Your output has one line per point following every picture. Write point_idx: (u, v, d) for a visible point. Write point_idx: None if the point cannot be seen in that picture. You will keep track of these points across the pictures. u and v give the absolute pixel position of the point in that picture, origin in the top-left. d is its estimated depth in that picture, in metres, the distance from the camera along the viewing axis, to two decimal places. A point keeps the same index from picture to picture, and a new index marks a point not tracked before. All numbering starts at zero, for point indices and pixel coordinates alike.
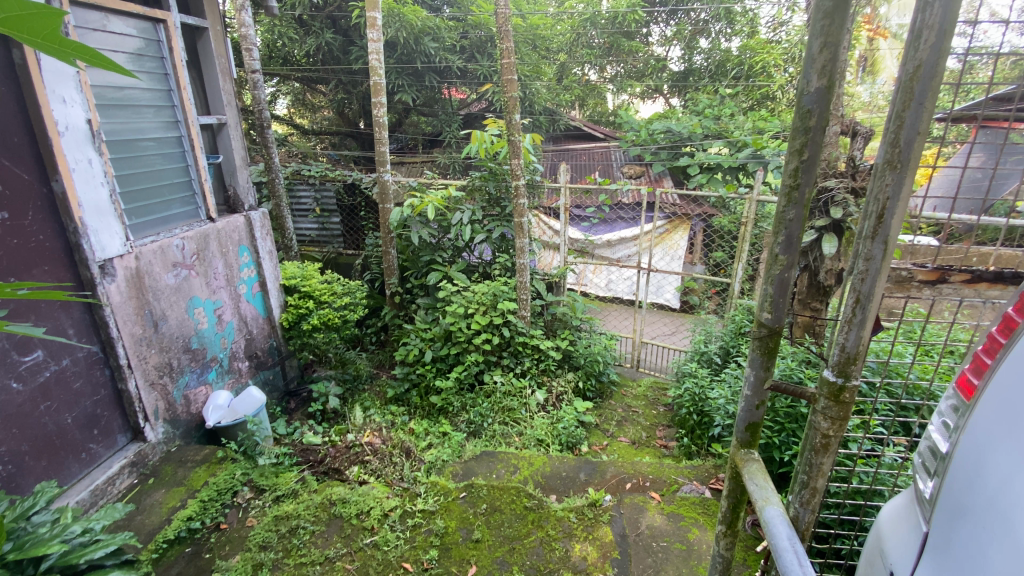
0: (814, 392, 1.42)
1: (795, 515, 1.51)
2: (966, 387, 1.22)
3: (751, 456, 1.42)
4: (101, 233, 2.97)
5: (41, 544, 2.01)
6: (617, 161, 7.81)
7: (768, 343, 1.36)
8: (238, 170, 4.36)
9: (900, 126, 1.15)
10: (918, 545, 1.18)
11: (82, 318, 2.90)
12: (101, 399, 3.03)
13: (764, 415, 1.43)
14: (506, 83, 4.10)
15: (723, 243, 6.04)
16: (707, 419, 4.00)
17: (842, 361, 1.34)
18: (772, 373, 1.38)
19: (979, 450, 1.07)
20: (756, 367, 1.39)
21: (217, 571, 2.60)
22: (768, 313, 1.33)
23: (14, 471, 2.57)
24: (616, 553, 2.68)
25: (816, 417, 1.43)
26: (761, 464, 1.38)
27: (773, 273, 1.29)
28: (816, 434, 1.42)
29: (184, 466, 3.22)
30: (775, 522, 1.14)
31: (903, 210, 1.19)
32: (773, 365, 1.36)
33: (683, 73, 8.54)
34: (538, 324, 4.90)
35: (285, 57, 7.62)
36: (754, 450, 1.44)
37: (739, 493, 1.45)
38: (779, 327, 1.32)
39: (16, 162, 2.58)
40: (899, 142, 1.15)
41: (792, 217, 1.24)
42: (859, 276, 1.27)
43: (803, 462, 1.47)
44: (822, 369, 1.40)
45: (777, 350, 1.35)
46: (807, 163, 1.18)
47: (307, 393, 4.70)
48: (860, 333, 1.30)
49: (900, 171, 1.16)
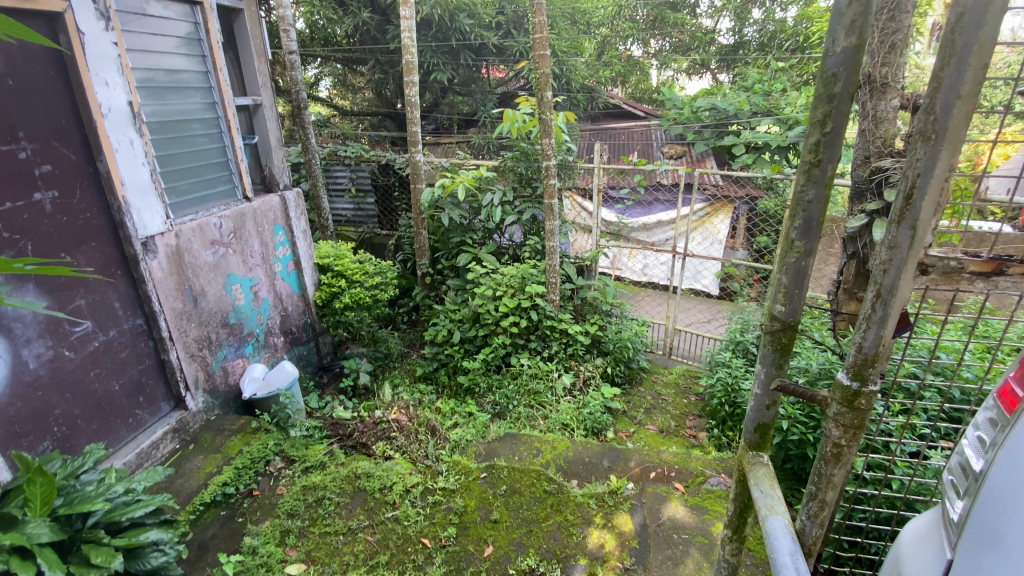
0: (827, 397, 1.40)
1: (801, 529, 1.52)
2: (1008, 400, 1.13)
3: (759, 460, 1.57)
4: (144, 212, 3.10)
5: (86, 501, 2.15)
6: (658, 140, 7.51)
7: (781, 338, 1.49)
8: (274, 151, 4.45)
9: (938, 89, 1.06)
10: (941, 570, 1.13)
11: (127, 292, 3.07)
12: (146, 368, 3.21)
13: (773, 417, 1.56)
14: (539, 59, 3.97)
15: (768, 227, 5.72)
16: (739, 411, 3.94)
17: (859, 363, 1.29)
18: (781, 371, 1.52)
19: (1013, 476, 0.99)
20: (768, 366, 1.54)
21: (248, 535, 2.73)
22: (782, 305, 1.47)
23: (68, 433, 2.76)
24: (635, 542, 2.63)
25: (828, 425, 1.40)
26: (767, 470, 1.53)
27: (790, 261, 1.42)
28: (827, 444, 1.40)
29: (222, 434, 3.38)
30: (776, 533, 1.26)
31: (937, 186, 1.10)
32: (784, 363, 1.50)
33: (732, 46, 7.98)
34: (567, 308, 4.83)
35: (325, 38, 7.68)
36: (762, 453, 1.59)
37: (745, 497, 1.61)
38: (792, 320, 1.45)
39: (64, 143, 2.71)
40: (935, 109, 1.07)
41: (811, 197, 1.33)
42: (883, 266, 1.20)
43: (813, 474, 1.47)
44: (839, 372, 1.36)
45: (789, 345, 1.49)
46: (827, 137, 1.27)
47: (339, 369, 4.82)
48: (881, 332, 1.24)
49: (933, 143, 1.07)
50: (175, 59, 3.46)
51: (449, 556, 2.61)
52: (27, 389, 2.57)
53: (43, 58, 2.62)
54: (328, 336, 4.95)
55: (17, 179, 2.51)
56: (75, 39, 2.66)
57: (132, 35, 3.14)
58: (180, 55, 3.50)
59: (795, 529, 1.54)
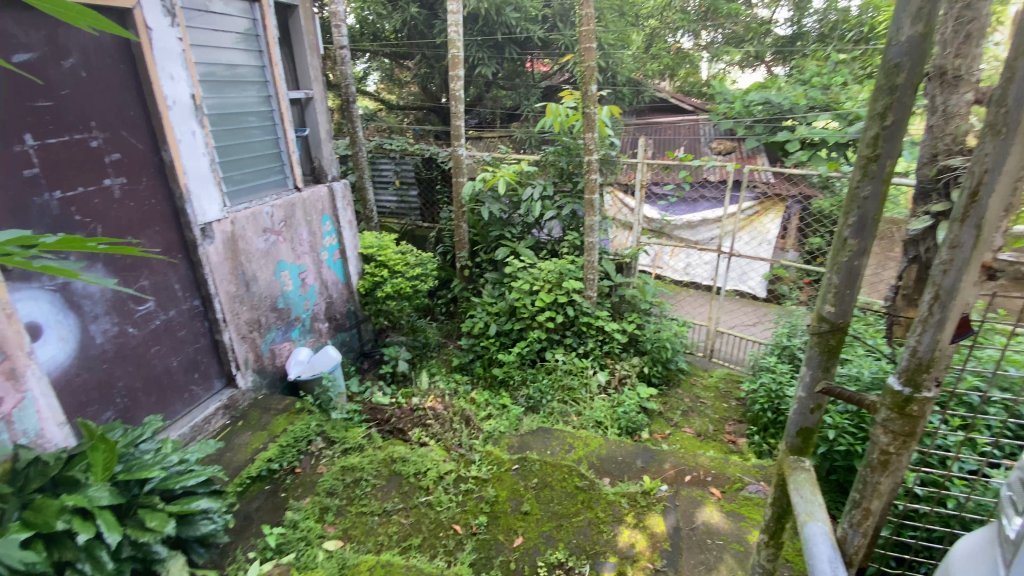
0: (877, 402, 1.34)
1: (843, 537, 1.46)
2: None
3: (800, 465, 1.52)
4: (203, 199, 3.27)
5: (143, 468, 2.31)
6: (705, 136, 7.32)
7: (829, 340, 1.44)
8: (324, 143, 4.61)
9: (1011, 80, 1.00)
10: None
11: (185, 275, 3.26)
12: (201, 347, 3.41)
13: (817, 421, 1.51)
14: (584, 52, 3.93)
15: (821, 228, 5.45)
16: (782, 418, 3.81)
17: (912, 368, 1.24)
18: (828, 374, 1.47)
19: None
20: (814, 368, 1.49)
21: (290, 509, 2.86)
22: (831, 305, 1.41)
23: (129, 404, 2.97)
24: (667, 544, 2.59)
25: (876, 431, 1.34)
26: (809, 475, 1.48)
27: (842, 260, 1.36)
28: (874, 450, 1.35)
29: (268, 413, 3.55)
30: (816, 539, 1.24)
31: (1007, 184, 1.04)
32: (832, 365, 1.45)
33: (791, 36, 7.51)
34: (605, 306, 4.78)
35: (374, 33, 7.86)
36: (805, 458, 1.54)
37: (783, 502, 1.57)
38: (841, 321, 1.40)
39: (132, 133, 2.89)
40: (1008, 101, 1.01)
41: (867, 193, 1.28)
42: (943, 266, 1.14)
43: (858, 482, 1.42)
44: (890, 377, 1.31)
45: (836, 347, 1.43)
46: (888, 130, 1.21)
47: (379, 356, 4.95)
48: (938, 335, 1.18)
49: (1005, 137, 1.01)
50: (235, 55, 3.63)
51: (479, 543, 2.66)
52: (94, 361, 2.77)
53: (116, 53, 2.80)
54: (370, 324, 5.09)
55: (90, 166, 2.70)
56: (144, 34, 2.83)
57: (196, 33, 3.33)
58: (239, 51, 3.67)
59: (836, 537, 1.49)
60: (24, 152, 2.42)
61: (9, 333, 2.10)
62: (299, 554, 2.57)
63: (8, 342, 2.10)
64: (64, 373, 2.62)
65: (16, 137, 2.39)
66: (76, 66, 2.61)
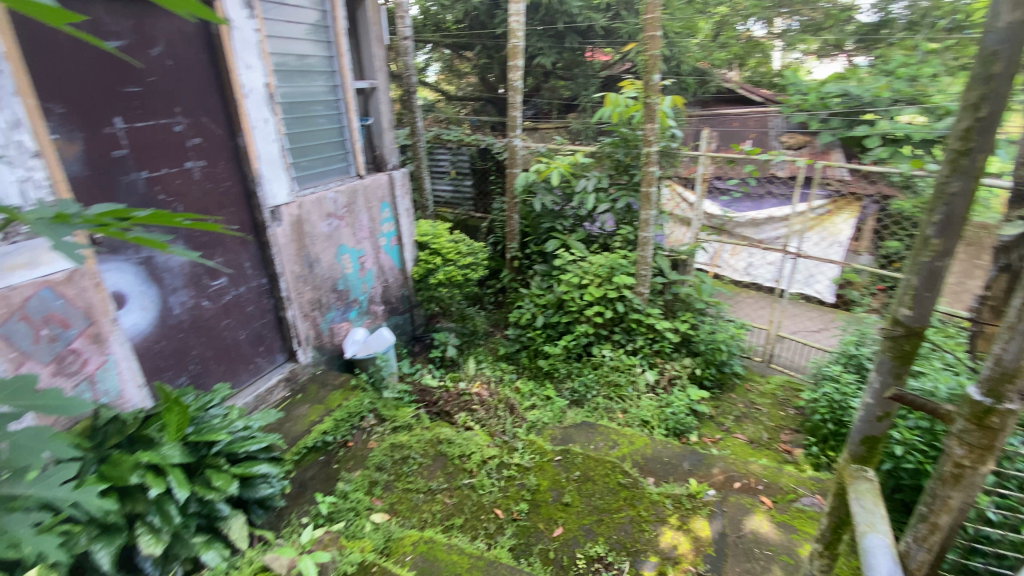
0: (952, 412, 1.26)
1: (905, 550, 1.38)
2: None
3: (862, 474, 1.45)
4: (273, 183, 3.47)
5: (212, 432, 2.50)
6: (775, 129, 6.92)
7: (903, 345, 1.35)
8: (385, 132, 4.75)
9: None
10: None
11: (255, 254, 3.47)
12: (267, 322, 3.63)
13: (884, 430, 1.43)
14: (647, 40, 3.81)
15: (900, 231, 5.06)
16: (845, 431, 3.62)
17: (996, 378, 1.15)
18: (899, 382, 1.38)
19: None
20: (884, 374, 1.41)
21: (342, 480, 3.01)
22: (907, 309, 1.33)
23: (202, 371, 3.21)
24: (711, 549, 2.52)
25: (950, 442, 1.26)
26: (871, 486, 1.41)
27: (921, 261, 1.27)
28: (947, 462, 1.27)
29: (325, 387, 3.74)
30: (875, 551, 1.19)
31: None
32: (904, 373, 1.37)
33: (876, 22, 6.46)
34: (657, 303, 4.66)
35: (436, 24, 7.99)
36: (867, 468, 1.47)
37: (841, 512, 1.50)
38: (918, 326, 1.31)
39: (211, 118, 3.10)
40: None
41: (955, 190, 1.19)
42: None
43: (926, 494, 1.33)
44: (970, 386, 1.22)
45: (911, 354, 1.34)
46: (982, 122, 1.12)
47: (429, 340, 5.09)
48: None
49: None
50: (306, 46, 3.81)
51: (520, 529, 2.70)
52: (173, 330, 3.00)
53: (197, 43, 3.00)
54: (422, 309, 5.24)
55: (174, 148, 2.89)
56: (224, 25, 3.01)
57: (272, 25, 3.50)
58: (310, 42, 3.84)
59: (897, 549, 1.41)
60: (115, 134, 2.60)
61: (97, 301, 2.42)
62: (348, 522, 2.70)
63: (96, 309, 2.42)
64: (147, 339, 2.85)
65: (109, 119, 2.57)
66: (162, 55, 2.81)
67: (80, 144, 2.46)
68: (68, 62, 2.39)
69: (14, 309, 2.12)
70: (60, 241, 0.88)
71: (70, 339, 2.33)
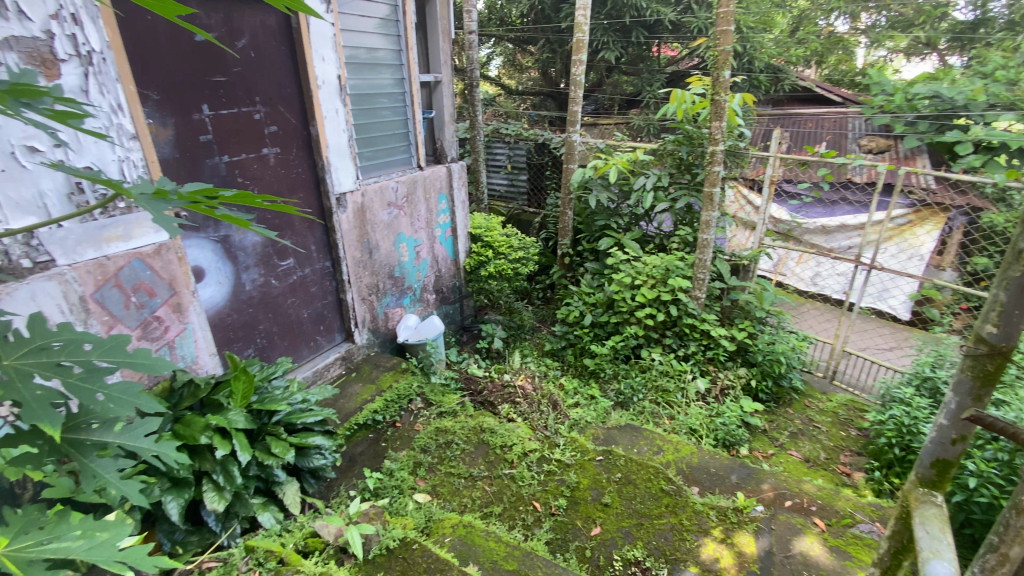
0: None
1: None
2: None
3: (929, 500, 1.36)
4: (340, 171, 3.63)
5: (274, 401, 2.67)
6: (855, 131, 6.35)
7: (987, 365, 1.26)
8: (447, 125, 4.85)
9: None
10: None
11: (320, 238, 3.66)
12: (328, 304, 3.82)
13: (960, 454, 1.34)
14: (720, 35, 3.66)
15: (993, 246, 4.62)
16: (912, 458, 3.37)
17: None
18: (981, 403, 1.28)
19: None
20: (964, 394, 1.30)
21: (389, 458, 3.13)
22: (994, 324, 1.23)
23: (268, 345, 3.42)
24: (756, 567, 2.42)
25: None
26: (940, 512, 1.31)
27: (1011, 276, 1.18)
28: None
29: (377, 368, 3.90)
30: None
31: None
32: (988, 394, 1.27)
33: (971, 23, 6.41)
34: (713, 309, 4.49)
35: (501, 19, 8.04)
36: (937, 492, 1.38)
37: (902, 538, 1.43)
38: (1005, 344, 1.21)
39: (287, 108, 3.28)
40: None
41: None
42: None
43: (999, 523, 1.23)
44: None
45: (996, 374, 1.24)
46: None
47: (477, 331, 5.17)
48: None
49: None
50: (377, 40, 3.94)
51: (557, 524, 2.71)
52: (244, 305, 3.21)
53: (278, 36, 3.17)
54: (472, 300, 5.32)
55: (253, 135, 3.09)
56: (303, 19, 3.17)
57: (347, 19, 3.65)
58: (380, 36, 3.97)
59: None
60: (202, 120, 2.80)
61: (179, 274, 2.64)
62: (393, 498, 2.80)
63: (178, 280, 2.65)
64: (221, 312, 3.06)
65: (198, 106, 2.77)
66: (247, 47, 2.99)
67: (171, 129, 2.66)
68: (165, 53, 2.59)
69: (110, 277, 2.34)
70: (159, 216, 0.99)
71: (154, 307, 2.54)
